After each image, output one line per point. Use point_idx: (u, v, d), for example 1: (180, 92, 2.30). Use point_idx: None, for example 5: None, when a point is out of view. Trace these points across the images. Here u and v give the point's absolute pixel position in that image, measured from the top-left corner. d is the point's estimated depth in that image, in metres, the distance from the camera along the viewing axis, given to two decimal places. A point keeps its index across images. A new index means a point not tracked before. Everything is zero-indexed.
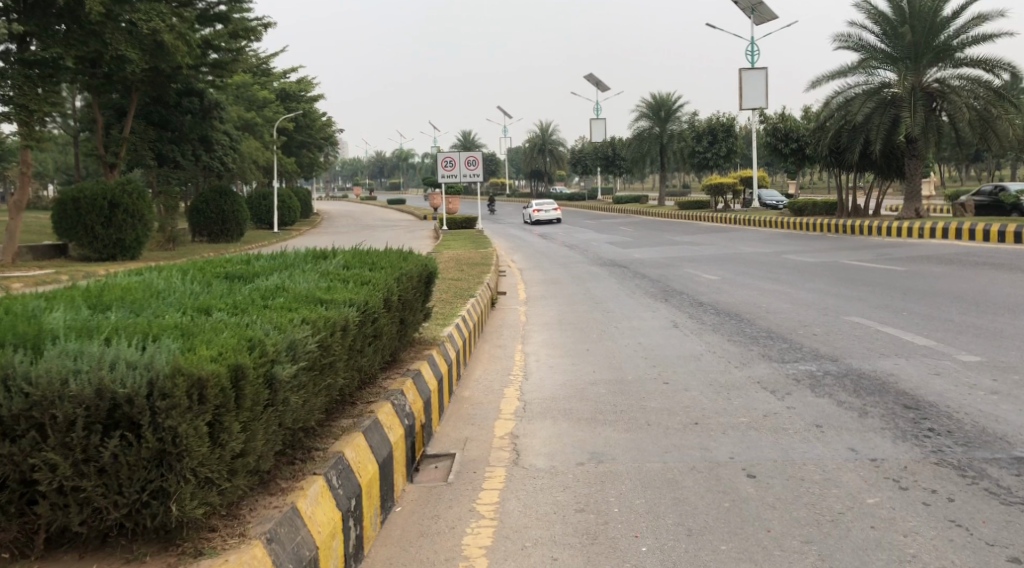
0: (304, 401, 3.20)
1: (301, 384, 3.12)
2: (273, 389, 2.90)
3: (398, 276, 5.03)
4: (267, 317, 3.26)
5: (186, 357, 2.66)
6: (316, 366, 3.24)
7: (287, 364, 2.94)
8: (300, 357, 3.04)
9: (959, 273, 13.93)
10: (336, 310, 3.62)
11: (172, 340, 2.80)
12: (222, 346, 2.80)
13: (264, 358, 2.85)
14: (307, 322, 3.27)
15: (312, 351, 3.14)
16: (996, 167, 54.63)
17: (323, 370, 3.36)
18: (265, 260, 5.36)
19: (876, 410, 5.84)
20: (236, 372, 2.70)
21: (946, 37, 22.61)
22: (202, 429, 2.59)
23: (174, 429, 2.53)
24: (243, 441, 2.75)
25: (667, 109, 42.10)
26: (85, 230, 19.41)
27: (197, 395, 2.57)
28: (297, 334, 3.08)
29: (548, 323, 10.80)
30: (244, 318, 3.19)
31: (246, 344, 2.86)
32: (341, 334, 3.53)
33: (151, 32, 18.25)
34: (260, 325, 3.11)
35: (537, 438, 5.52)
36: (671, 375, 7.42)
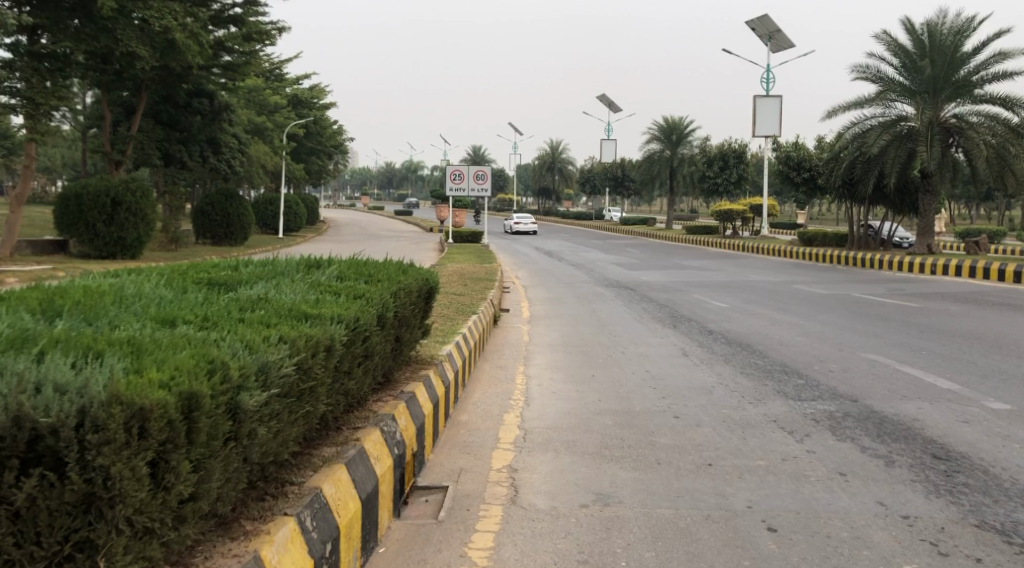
0: (277, 433, 2.82)
1: (275, 414, 2.75)
2: (237, 421, 2.54)
3: (394, 289, 4.63)
4: (238, 332, 2.87)
5: (128, 383, 2.32)
6: (295, 392, 2.86)
7: (255, 392, 2.58)
8: (273, 385, 2.67)
9: (977, 313, 13.51)
10: (321, 327, 3.22)
11: (117, 358, 2.43)
12: (176, 370, 2.45)
13: (227, 385, 2.49)
14: (285, 341, 2.88)
15: (292, 374, 2.78)
16: (1006, 207, 54.22)
17: (302, 396, 2.96)
18: (254, 267, 4.96)
19: (904, 459, 5.41)
20: (188, 401, 2.36)
21: (966, 72, 22.23)
22: (140, 469, 2.25)
23: (106, 469, 2.18)
24: (194, 484, 2.41)
25: (678, 132, 41.77)
26: (86, 227, 19.07)
27: (137, 429, 2.25)
28: (269, 355, 2.71)
29: (552, 345, 10.38)
30: (212, 333, 2.81)
31: (206, 367, 2.50)
32: (326, 354, 3.14)
33: (163, 30, 17.91)
34: (229, 342, 2.74)
35: (538, 472, 5.11)
36: (681, 408, 6.99)
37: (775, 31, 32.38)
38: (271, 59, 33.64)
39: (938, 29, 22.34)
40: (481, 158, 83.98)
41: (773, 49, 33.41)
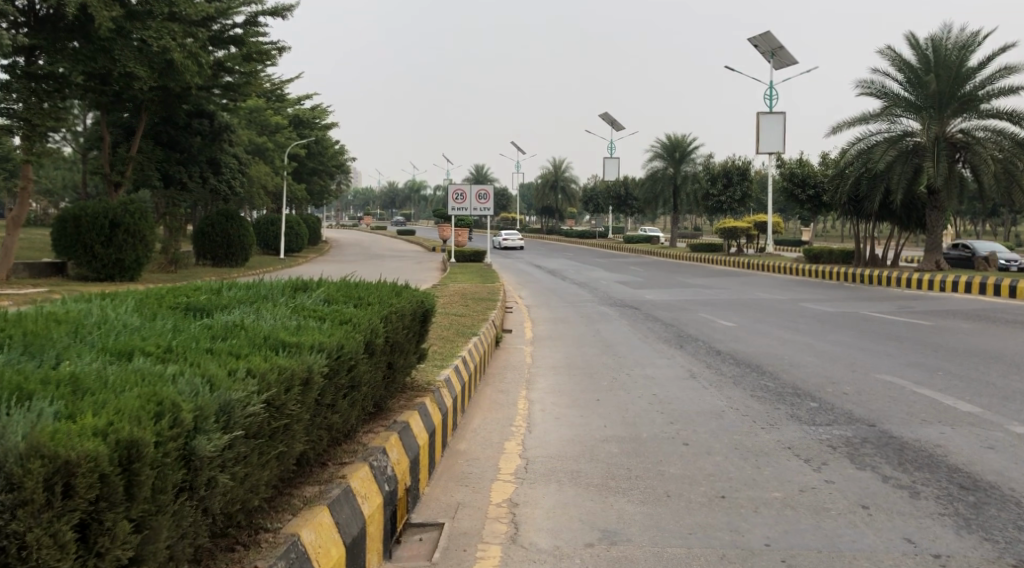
0: (244, 478, 2.56)
1: (240, 457, 2.51)
2: (191, 470, 2.32)
3: (385, 313, 4.33)
4: (200, 365, 2.64)
5: (54, 432, 2.10)
6: (265, 432, 2.61)
7: (213, 435, 2.36)
8: (234, 429, 2.44)
9: (990, 330, 13.20)
10: (300, 356, 2.95)
11: (50, 404, 2.23)
12: (118, 414, 2.23)
13: (176, 430, 2.27)
14: (254, 375, 2.62)
15: (262, 412, 2.54)
16: (1012, 223, 53.82)
17: (275, 436, 2.70)
18: (237, 290, 4.69)
19: (929, 491, 5.10)
20: (127, 449, 2.14)
21: (971, 86, 21.99)
22: (64, 536, 2.04)
23: (19, 535, 1.97)
24: (135, 548, 2.18)
25: (681, 150, 41.52)
26: (83, 248, 18.82)
27: (60, 489, 2.03)
28: (233, 392, 2.47)
29: (555, 367, 10.07)
30: (168, 366, 2.58)
31: (154, 409, 2.29)
32: (303, 387, 2.85)
33: (160, 50, 17.72)
34: (186, 378, 2.50)
35: (540, 507, 4.80)
36: (690, 434, 6.68)
37: (777, 47, 32.21)
38: (272, 80, 33.53)
39: (942, 43, 22.18)
40: (484, 178, 83.96)
41: (776, 66, 33.24)
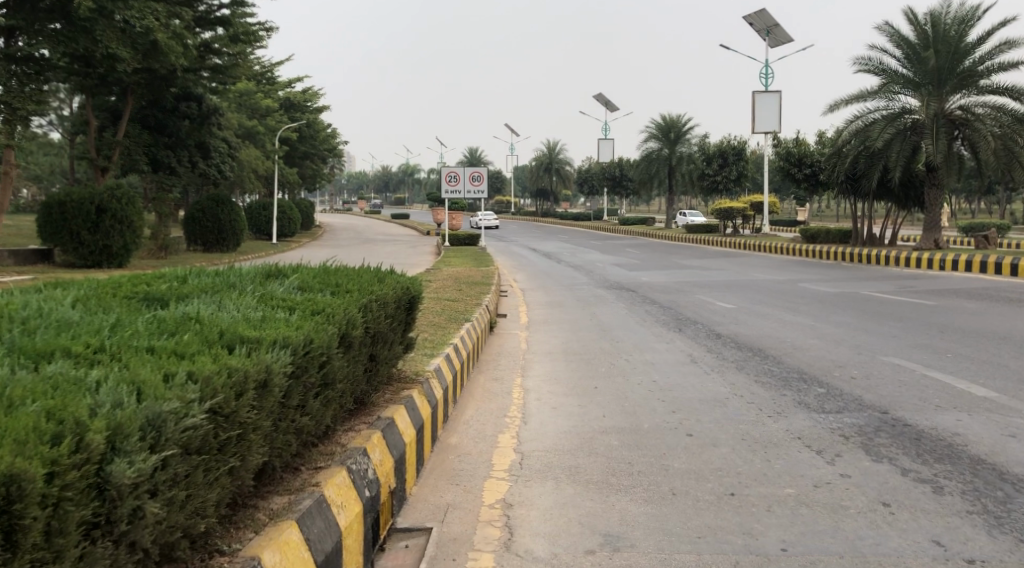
0: (182, 500, 2.28)
1: (178, 479, 2.26)
2: (108, 499, 2.07)
3: (365, 302, 3.98)
4: (132, 372, 2.38)
5: None
6: (211, 445, 2.35)
7: (135, 456, 2.12)
8: (162, 450, 2.19)
9: (994, 310, 12.89)
10: (260, 352, 2.67)
11: None
12: (8, 434, 2.00)
13: (82, 454, 2.02)
14: (196, 379, 2.38)
15: (203, 424, 2.30)
16: (1007, 201, 53.57)
17: (222, 449, 2.42)
18: (208, 277, 4.32)
19: (954, 485, 4.77)
20: (18, 484, 1.89)
21: (971, 62, 21.56)
22: None
23: None
24: None
25: (677, 130, 40.98)
26: (70, 235, 18.37)
27: None
28: (165, 404, 2.23)
29: (551, 353, 9.71)
30: (91, 378, 2.34)
31: (56, 431, 2.04)
32: (263, 389, 2.58)
33: (144, 31, 17.07)
34: (109, 392, 2.26)
35: (536, 508, 4.45)
36: (694, 424, 6.33)
37: (774, 25, 31.71)
38: (261, 62, 32.95)
39: (940, 19, 21.72)
40: (477, 160, 83.64)
41: (772, 44, 32.74)
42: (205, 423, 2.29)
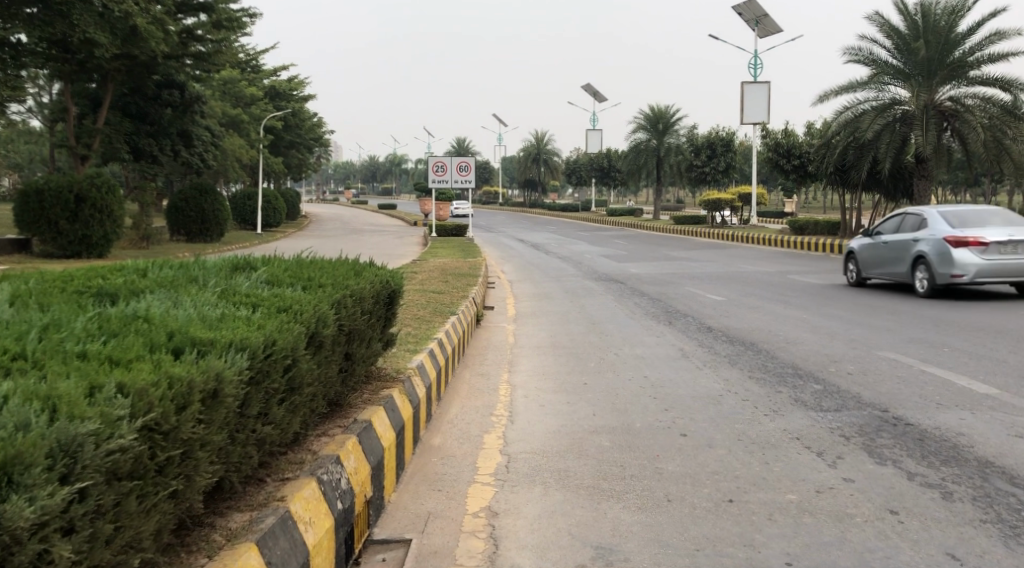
0: (107, 533, 2.00)
1: (100, 514, 1.97)
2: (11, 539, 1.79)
3: (338, 298, 3.69)
4: (48, 385, 2.10)
5: None
6: (143, 469, 2.08)
7: (45, 486, 1.83)
8: (77, 480, 1.90)
9: (988, 302, 12.67)
10: (209, 358, 2.39)
11: None
12: None
13: None
14: (127, 393, 2.10)
15: (132, 447, 2.02)
16: (992, 192, 53.51)
17: (156, 471, 2.14)
18: (169, 270, 4.02)
19: (964, 491, 4.51)
20: None
21: (961, 53, 21.29)
22: None
23: None
24: None
25: (665, 121, 40.45)
26: (48, 224, 17.94)
27: None
28: (87, 425, 1.95)
29: (540, 347, 9.43)
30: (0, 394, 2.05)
31: None
32: (208, 402, 2.30)
33: (123, 15, 16.60)
34: (18, 411, 1.97)
35: (524, 517, 4.18)
36: (688, 423, 6.07)
37: (763, 15, 31.44)
38: (245, 50, 32.48)
39: (930, 8, 21.32)
40: (466, 150, 83.23)
41: (761, 35, 32.48)
42: (134, 444, 2.01)
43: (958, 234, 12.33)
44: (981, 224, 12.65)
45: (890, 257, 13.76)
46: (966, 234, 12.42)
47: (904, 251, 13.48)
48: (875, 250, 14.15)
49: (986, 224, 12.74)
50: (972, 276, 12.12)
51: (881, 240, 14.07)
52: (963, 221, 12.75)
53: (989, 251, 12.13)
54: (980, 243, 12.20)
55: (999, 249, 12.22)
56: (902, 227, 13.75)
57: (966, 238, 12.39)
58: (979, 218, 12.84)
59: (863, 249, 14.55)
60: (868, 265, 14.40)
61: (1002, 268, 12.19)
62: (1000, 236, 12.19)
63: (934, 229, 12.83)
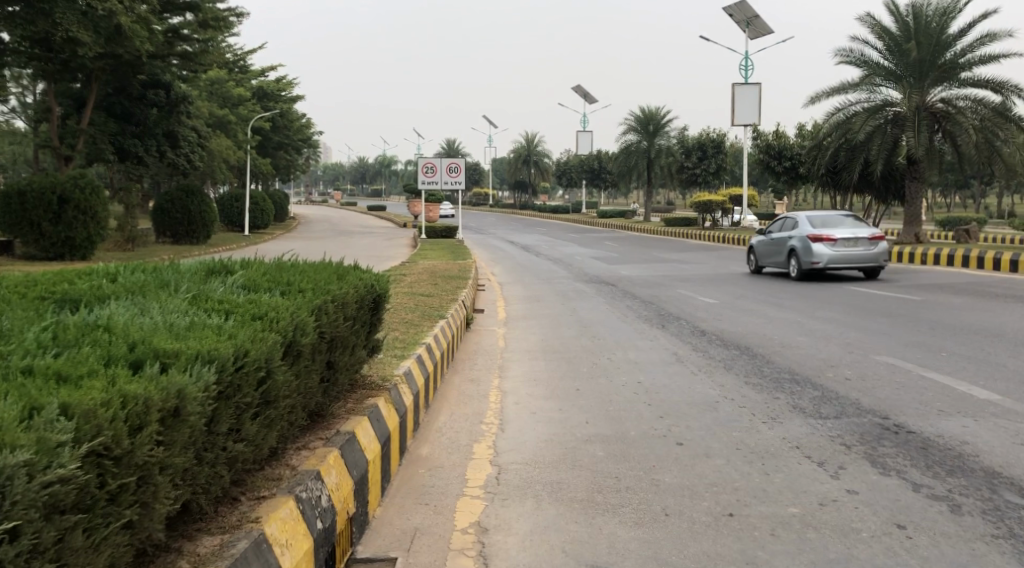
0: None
1: (35, 549, 1.82)
2: None
3: (320, 303, 3.51)
4: None
5: None
6: (87, 499, 1.94)
7: None
8: (7, 517, 1.76)
9: (982, 305, 12.55)
10: (168, 374, 2.24)
11: None
12: None
13: None
14: (70, 415, 1.96)
15: (75, 477, 1.88)
16: (982, 195, 53.51)
17: (104, 499, 2.00)
18: (141, 273, 3.84)
19: (971, 503, 4.33)
20: None
21: (952, 55, 21.17)
22: None
23: None
24: None
25: (656, 122, 39.54)
26: (30, 225, 17.66)
27: None
28: (19, 453, 1.81)
29: (530, 351, 9.24)
30: None
31: None
32: (164, 423, 2.16)
33: (106, 14, 16.34)
34: None
35: (514, 533, 3.99)
36: (684, 431, 5.89)
37: (753, 17, 31.34)
38: (233, 50, 32.20)
39: (922, 10, 21.27)
40: (456, 152, 83.02)
41: (752, 36, 32.39)
42: (77, 473, 1.88)
43: (815, 231, 15.34)
44: (836, 224, 15.62)
45: (774, 251, 16.68)
46: (822, 232, 15.44)
47: (783, 246, 16.43)
48: (764, 245, 17.09)
49: (841, 223, 15.69)
50: (826, 264, 15.09)
51: (767, 237, 17.05)
52: (823, 222, 15.71)
53: (837, 243, 15.11)
54: (831, 238, 15.21)
55: (847, 243, 15.19)
56: (783, 226, 16.67)
57: (822, 234, 15.41)
58: (837, 220, 15.78)
59: (759, 244, 17.38)
60: (763, 257, 17.24)
61: (849, 259, 15.19)
62: (847, 233, 15.14)
63: (802, 228, 15.80)
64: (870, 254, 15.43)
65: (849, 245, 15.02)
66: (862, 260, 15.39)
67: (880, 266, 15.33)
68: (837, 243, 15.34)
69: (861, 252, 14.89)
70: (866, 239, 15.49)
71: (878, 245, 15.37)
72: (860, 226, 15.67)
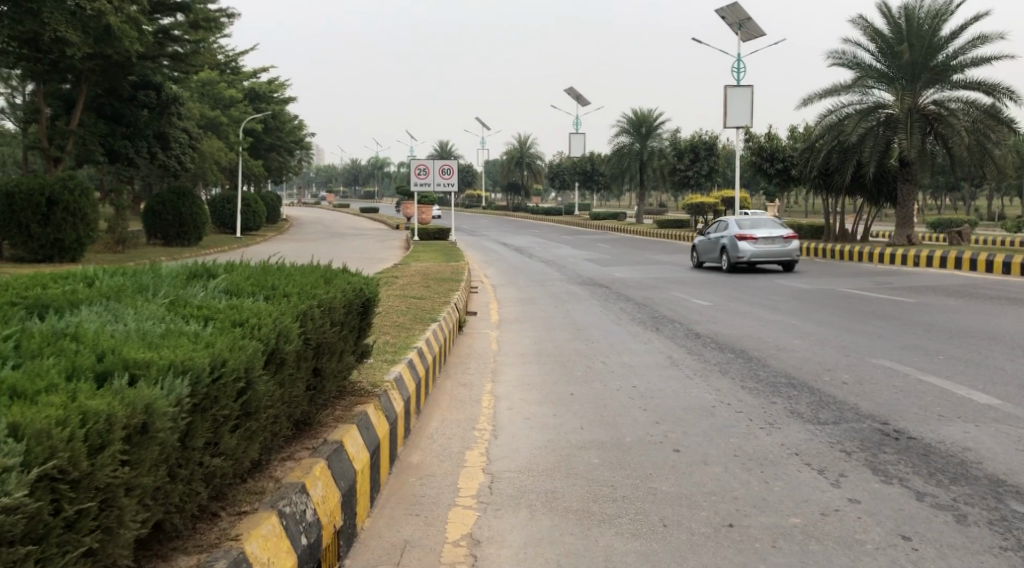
0: None
1: None
2: None
3: (305, 307, 3.39)
4: None
5: None
6: (40, 522, 1.89)
7: None
8: None
9: (977, 308, 12.47)
10: (133, 390, 2.18)
11: None
12: None
13: None
14: (22, 438, 1.90)
15: (24, 506, 1.84)
16: (974, 197, 53.57)
17: (60, 522, 1.94)
18: (121, 277, 3.72)
19: (978, 513, 4.21)
20: None
21: (945, 57, 21.12)
22: None
23: None
24: None
25: (648, 125, 40.14)
26: (19, 227, 17.44)
27: None
28: None
29: (523, 355, 9.10)
30: None
31: None
32: (125, 440, 2.09)
33: (95, 14, 16.14)
34: None
35: (509, 546, 3.86)
36: (681, 438, 5.76)
37: (746, 19, 31.27)
38: (225, 51, 31.99)
39: (914, 13, 21.22)
40: (449, 153, 82.81)
41: (745, 38, 32.31)
42: (26, 501, 1.82)
43: (739, 231, 17.68)
44: (759, 226, 17.99)
45: (710, 249, 18.93)
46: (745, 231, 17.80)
47: (716, 245, 18.73)
48: (703, 244, 19.31)
49: (765, 225, 18.05)
50: (749, 258, 17.42)
51: (704, 237, 19.35)
52: (748, 224, 18.12)
53: (758, 242, 17.48)
54: (753, 236, 17.56)
55: (767, 242, 17.57)
56: (718, 228, 19.01)
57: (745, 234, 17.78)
58: (761, 223, 18.19)
59: (700, 242, 19.63)
60: (702, 253, 19.53)
61: (769, 254, 17.53)
62: (767, 233, 17.48)
63: (730, 229, 18.10)
64: (786, 250, 17.81)
65: (767, 242, 17.39)
66: (780, 257, 17.76)
67: (794, 260, 17.73)
68: (759, 241, 17.70)
69: (779, 248, 17.22)
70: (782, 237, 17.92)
71: (793, 243, 17.71)
72: (778, 226, 18.09)
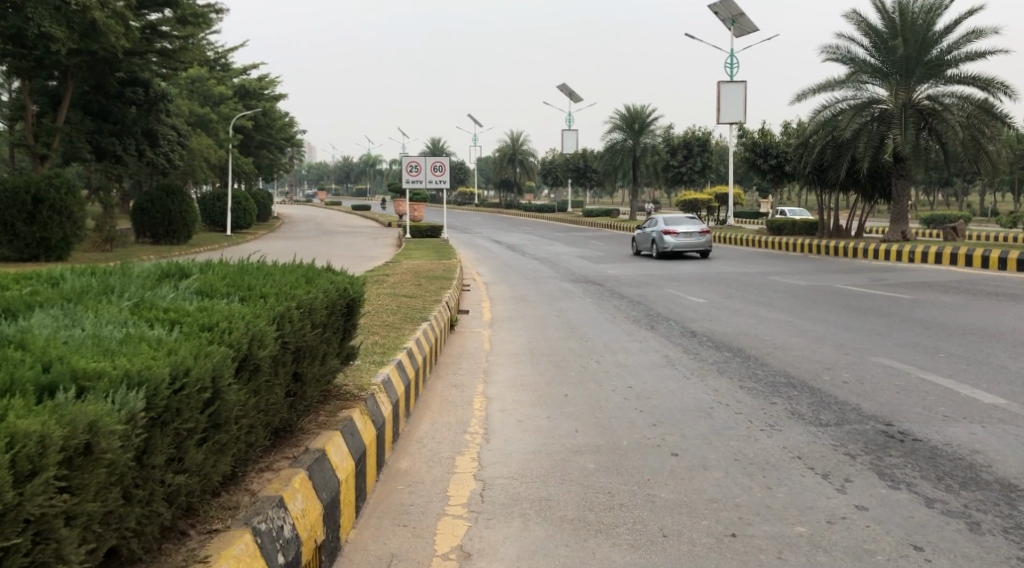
0: None
1: None
2: None
3: (283, 309, 3.18)
4: None
5: None
6: None
7: None
8: None
9: (974, 304, 12.31)
10: (72, 406, 2.03)
11: None
12: None
13: None
14: None
15: None
16: (966, 192, 53.43)
17: None
18: (89, 277, 3.51)
19: (991, 521, 4.03)
20: None
21: (939, 51, 20.92)
22: None
23: None
24: None
25: (641, 121, 39.33)
26: (4, 226, 17.14)
27: None
28: None
29: (516, 354, 8.90)
30: None
31: None
32: (60, 462, 1.94)
33: (80, 9, 15.87)
34: None
35: (501, 560, 3.65)
36: (680, 440, 5.57)
37: (740, 14, 31.11)
38: (214, 47, 31.67)
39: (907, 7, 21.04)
40: (441, 151, 82.43)
41: (738, 33, 32.14)
42: None
43: (663, 226, 20.28)
44: (681, 221, 20.61)
45: (642, 240, 21.53)
46: (669, 226, 20.41)
47: (648, 238, 21.28)
48: (639, 236, 21.86)
49: (687, 221, 20.64)
50: (671, 249, 20.01)
51: (640, 229, 21.87)
52: (673, 219, 20.74)
53: (679, 235, 20.14)
54: (675, 231, 20.19)
55: (686, 235, 20.20)
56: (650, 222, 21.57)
57: (668, 229, 20.37)
58: (684, 219, 20.82)
59: (637, 234, 22.13)
60: (639, 244, 22.10)
61: (689, 245, 20.11)
62: (686, 227, 20.08)
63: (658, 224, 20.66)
64: (704, 242, 20.39)
65: (686, 235, 19.98)
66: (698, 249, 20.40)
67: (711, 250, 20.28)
68: (681, 234, 20.30)
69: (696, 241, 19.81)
70: (700, 232, 20.56)
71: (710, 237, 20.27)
72: (697, 223, 20.70)
